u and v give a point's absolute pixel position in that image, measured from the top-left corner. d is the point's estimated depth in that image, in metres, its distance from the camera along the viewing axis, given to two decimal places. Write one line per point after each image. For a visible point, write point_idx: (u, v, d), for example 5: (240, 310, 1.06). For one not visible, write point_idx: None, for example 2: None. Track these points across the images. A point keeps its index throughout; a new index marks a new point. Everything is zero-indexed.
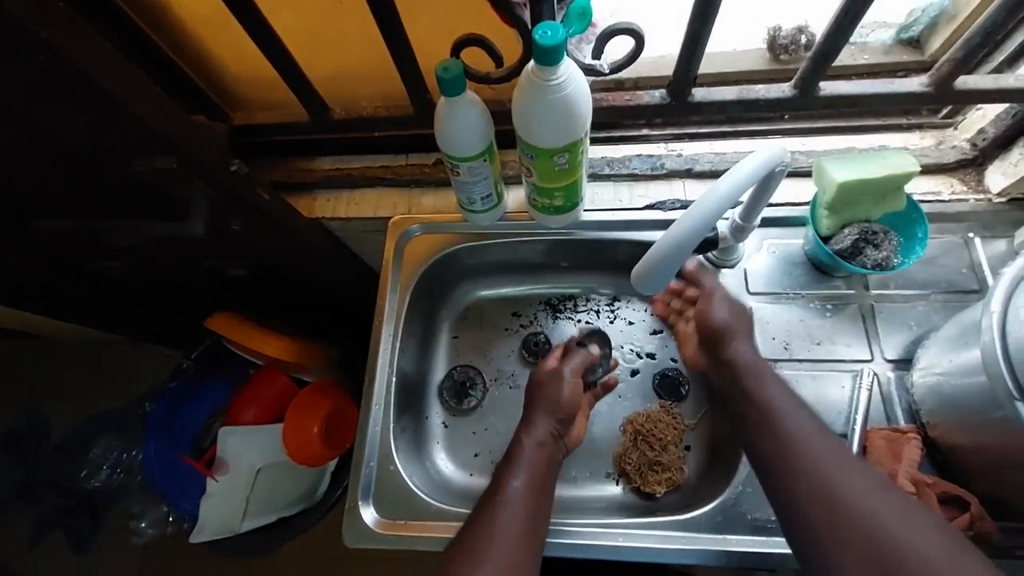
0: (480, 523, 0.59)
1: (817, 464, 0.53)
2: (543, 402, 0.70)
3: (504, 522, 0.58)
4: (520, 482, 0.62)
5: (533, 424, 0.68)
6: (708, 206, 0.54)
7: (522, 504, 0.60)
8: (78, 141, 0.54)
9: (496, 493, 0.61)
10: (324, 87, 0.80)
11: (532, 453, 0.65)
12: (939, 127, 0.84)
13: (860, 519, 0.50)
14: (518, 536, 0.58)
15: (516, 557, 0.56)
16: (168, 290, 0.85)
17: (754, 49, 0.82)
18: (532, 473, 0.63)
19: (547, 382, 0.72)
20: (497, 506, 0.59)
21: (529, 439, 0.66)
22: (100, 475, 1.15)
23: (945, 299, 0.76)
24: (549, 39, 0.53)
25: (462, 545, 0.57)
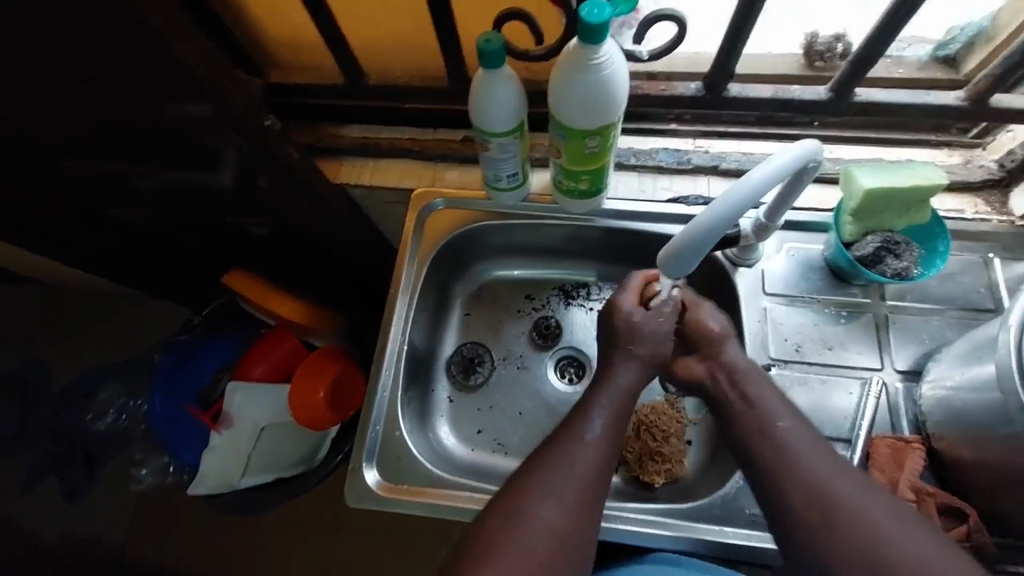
0: (549, 462, 0.57)
1: (802, 466, 0.54)
2: (636, 342, 0.64)
3: (579, 459, 0.56)
4: (597, 430, 0.58)
5: (616, 369, 0.63)
6: (728, 203, 0.52)
7: (598, 446, 0.58)
8: (119, 80, 0.54)
9: (570, 427, 0.59)
10: (359, 52, 0.80)
11: (614, 399, 0.61)
12: (967, 147, 0.83)
13: (842, 519, 0.51)
14: (592, 472, 0.56)
15: (590, 489, 0.56)
16: (187, 242, 0.85)
17: (790, 54, 0.82)
18: (614, 411, 0.60)
19: (625, 319, 0.65)
20: (575, 445, 0.57)
21: (618, 381, 0.62)
22: (105, 420, 1.14)
23: (959, 316, 0.76)
24: (596, 17, 0.53)
25: (520, 483, 0.56)
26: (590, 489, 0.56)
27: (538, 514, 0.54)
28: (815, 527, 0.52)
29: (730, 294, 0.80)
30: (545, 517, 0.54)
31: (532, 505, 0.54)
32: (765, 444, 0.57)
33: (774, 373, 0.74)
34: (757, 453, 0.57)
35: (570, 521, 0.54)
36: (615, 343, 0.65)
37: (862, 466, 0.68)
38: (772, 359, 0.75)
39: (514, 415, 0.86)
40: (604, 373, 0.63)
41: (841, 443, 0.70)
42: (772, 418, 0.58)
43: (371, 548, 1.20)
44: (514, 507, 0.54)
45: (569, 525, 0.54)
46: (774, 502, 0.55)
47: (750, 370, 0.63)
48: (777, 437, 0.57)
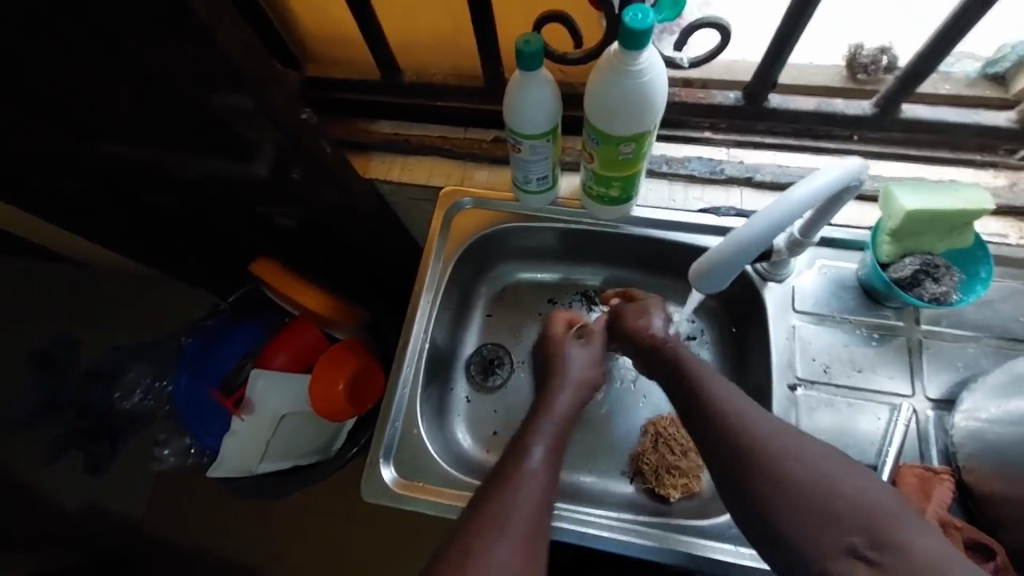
0: (496, 501, 0.56)
1: (760, 435, 0.54)
2: (563, 382, 0.70)
3: (520, 500, 0.56)
4: (539, 458, 0.60)
5: (557, 399, 0.68)
6: (767, 220, 0.52)
7: (539, 481, 0.58)
8: (165, 70, 0.56)
9: (511, 463, 0.60)
10: (397, 49, 0.80)
11: (551, 429, 0.64)
12: (1014, 169, 0.80)
13: (798, 480, 0.50)
14: (534, 506, 0.56)
15: (536, 521, 0.55)
16: (219, 228, 0.87)
17: (831, 66, 0.79)
18: (550, 447, 0.63)
19: (559, 359, 0.73)
20: (519, 477, 0.58)
21: (553, 411, 0.67)
22: (132, 399, 1.22)
23: (997, 345, 0.73)
24: (639, 22, 0.53)
25: (477, 516, 0.55)
26: (537, 520, 0.55)
27: (493, 556, 0.51)
28: (775, 495, 0.51)
29: (759, 309, 0.79)
30: (504, 550, 0.52)
31: (489, 542, 0.52)
32: (719, 424, 0.57)
33: (799, 393, 0.73)
34: (717, 442, 0.56)
35: (525, 554, 0.53)
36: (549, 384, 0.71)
37: None
38: (799, 379, 0.74)
39: None
40: (538, 408, 0.68)
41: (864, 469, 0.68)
42: (728, 405, 0.58)
43: (381, 540, 1.21)
44: (474, 541, 0.52)
45: (526, 559, 0.52)
46: (738, 478, 0.54)
47: (703, 366, 0.64)
48: (734, 412, 0.57)
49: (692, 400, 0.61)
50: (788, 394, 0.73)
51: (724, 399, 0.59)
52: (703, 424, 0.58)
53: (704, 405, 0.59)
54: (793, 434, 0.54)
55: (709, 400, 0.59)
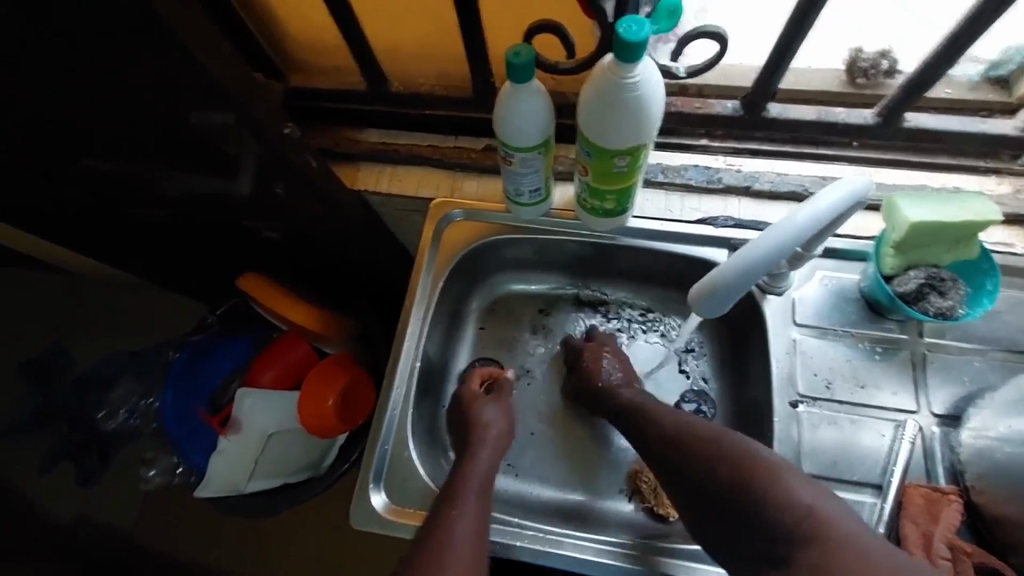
0: (438, 537, 0.55)
1: (736, 452, 0.54)
2: (483, 441, 0.69)
3: (461, 532, 0.56)
4: (470, 506, 0.59)
5: (477, 457, 0.67)
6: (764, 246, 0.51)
7: (474, 517, 0.58)
8: (136, 86, 0.53)
9: (448, 508, 0.59)
10: (383, 58, 0.78)
11: (478, 480, 0.63)
12: (1019, 175, 0.78)
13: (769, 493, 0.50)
14: (470, 551, 0.55)
15: (473, 565, 0.54)
16: (202, 243, 0.84)
17: (831, 70, 0.76)
18: (481, 484, 0.63)
19: (477, 415, 0.73)
20: (454, 518, 0.57)
21: (479, 463, 0.66)
22: (117, 419, 1.14)
23: (1003, 358, 0.71)
24: (633, 34, 0.50)
25: (418, 556, 0.54)
26: (476, 557, 0.55)
27: None
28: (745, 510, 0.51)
29: (759, 323, 0.77)
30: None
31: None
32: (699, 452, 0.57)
33: (801, 411, 0.71)
34: (698, 479, 0.56)
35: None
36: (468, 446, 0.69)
37: (893, 515, 0.64)
38: (800, 396, 0.72)
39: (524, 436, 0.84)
40: (463, 462, 0.66)
41: (869, 488, 0.67)
42: (708, 432, 0.58)
43: (377, 554, 1.19)
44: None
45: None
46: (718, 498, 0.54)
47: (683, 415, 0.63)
48: (711, 437, 0.57)
49: (660, 445, 0.62)
50: (789, 411, 0.71)
51: (701, 431, 0.59)
52: (680, 460, 0.59)
53: (673, 448, 0.60)
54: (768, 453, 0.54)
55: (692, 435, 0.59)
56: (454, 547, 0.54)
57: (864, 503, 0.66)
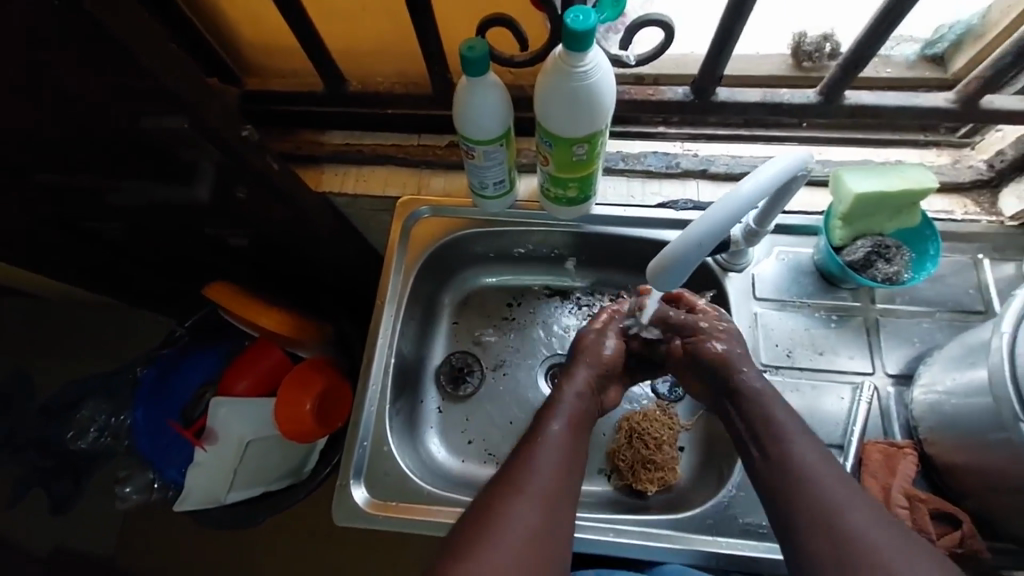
0: (522, 462, 0.59)
1: (799, 450, 0.57)
2: (581, 354, 0.71)
3: (542, 458, 0.60)
4: (559, 433, 0.62)
5: (573, 374, 0.69)
6: (710, 221, 0.52)
7: (560, 445, 0.61)
8: (84, 94, 0.52)
9: (536, 434, 0.63)
10: (341, 59, 0.78)
11: (571, 403, 0.66)
12: (956, 147, 0.83)
13: (811, 488, 0.54)
14: (559, 467, 0.59)
15: (560, 487, 0.58)
16: (167, 253, 0.83)
17: (778, 54, 0.80)
18: (572, 419, 0.64)
19: (589, 341, 0.72)
20: (539, 445, 0.61)
21: (570, 388, 0.67)
22: (87, 438, 1.10)
23: (950, 318, 0.75)
24: (580, 23, 0.52)
25: (500, 483, 0.58)
26: (559, 486, 0.58)
27: (514, 515, 0.55)
28: (793, 499, 0.54)
29: (721, 300, 0.80)
30: (523, 519, 0.55)
31: (511, 506, 0.56)
32: (772, 430, 0.59)
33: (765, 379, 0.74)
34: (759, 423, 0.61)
35: (544, 518, 0.56)
36: (567, 360, 0.72)
37: (855, 472, 0.68)
38: (764, 365, 0.75)
39: (503, 424, 0.85)
40: (557, 386, 0.68)
41: (832, 449, 0.70)
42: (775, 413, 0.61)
43: (364, 557, 1.18)
44: (495, 508, 0.56)
45: (547, 515, 0.56)
46: (770, 478, 0.57)
47: (766, 391, 0.63)
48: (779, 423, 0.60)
49: (747, 401, 0.63)
50: None
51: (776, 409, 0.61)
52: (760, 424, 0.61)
53: (752, 407, 0.62)
54: (824, 456, 0.57)
55: (762, 413, 0.61)
56: (542, 467, 0.59)
57: None
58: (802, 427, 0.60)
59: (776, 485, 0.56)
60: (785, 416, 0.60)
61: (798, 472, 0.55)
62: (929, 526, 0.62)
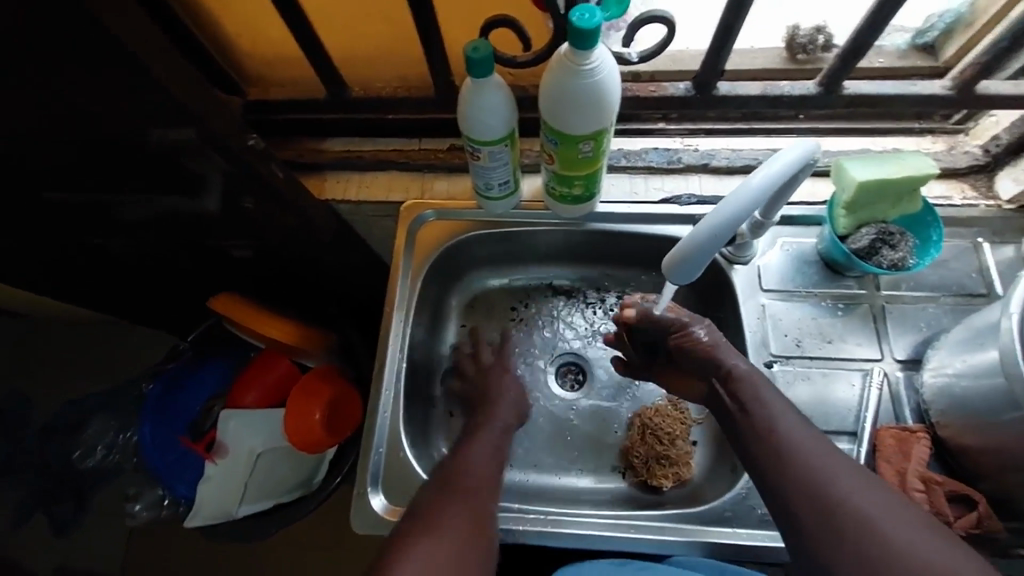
0: (445, 492, 0.61)
1: (804, 451, 0.55)
2: (498, 402, 0.75)
3: (465, 493, 0.61)
4: (473, 472, 0.64)
5: (492, 417, 0.73)
6: (722, 216, 0.52)
7: (480, 478, 0.63)
8: (97, 108, 0.52)
9: (456, 463, 0.65)
10: (343, 65, 0.78)
11: (490, 441, 0.69)
12: (950, 133, 0.84)
13: (827, 500, 0.52)
14: (479, 503, 0.61)
15: (477, 523, 0.59)
16: (173, 266, 0.82)
17: (772, 48, 0.81)
18: (490, 458, 0.67)
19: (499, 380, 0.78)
20: (460, 475, 0.63)
21: (493, 424, 0.71)
22: (94, 457, 1.06)
23: (954, 302, 0.76)
24: (586, 22, 0.52)
25: (439, 492, 0.62)
26: (476, 518, 0.59)
27: (436, 536, 0.56)
28: (803, 498, 0.53)
29: (727, 293, 0.80)
30: (457, 521, 0.58)
31: (434, 529, 0.57)
32: (767, 426, 0.58)
33: (775, 370, 0.74)
34: (753, 441, 0.58)
35: (473, 523, 0.58)
36: (484, 404, 0.75)
37: (869, 458, 0.68)
38: (774, 356, 0.75)
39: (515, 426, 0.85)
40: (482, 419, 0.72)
41: (846, 436, 0.70)
42: (769, 403, 0.60)
43: None
44: (420, 532, 0.57)
45: (475, 519, 0.59)
46: (772, 476, 0.56)
47: (753, 374, 0.62)
48: (776, 422, 0.58)
49: (740, 390, 0.62)
50: (765, 372, 0.74)
51: (767, 399, 0.60)
52: (757, 419, 0.59)
53: (746, 396, 0.61)
54: (831, 451, 0.55)
55: (755, 406, 0.60)
56: (464, 500, 0.60)
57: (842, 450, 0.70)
58: (813, 430, 0.57)
59: (780, 479, 0.55)
60: (791, 416, 0.58)
61: (807, 472, 0.54)
62: (945, 507, 0.63)
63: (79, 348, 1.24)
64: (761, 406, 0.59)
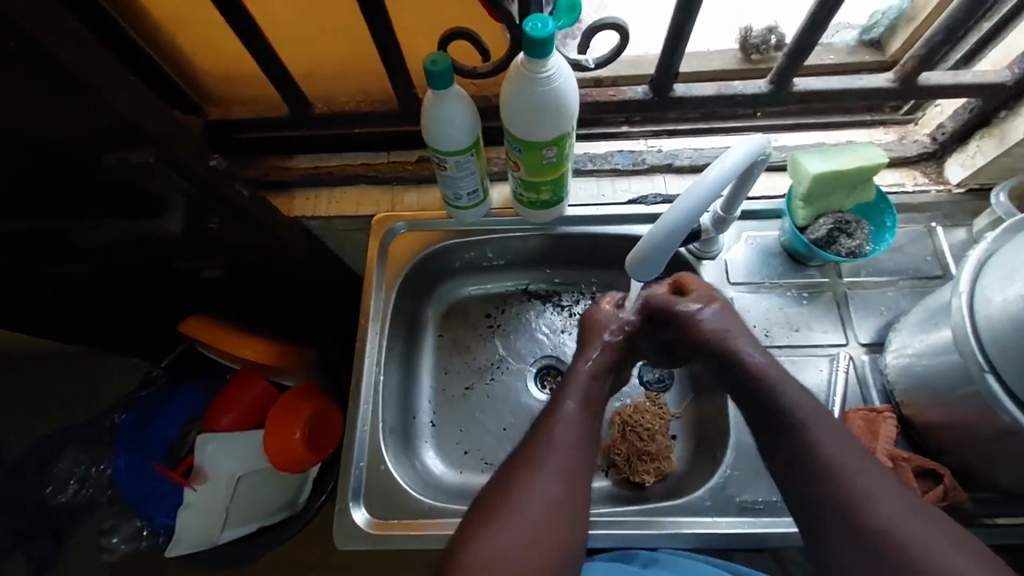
0: (515, 483, 0.56)
1: (843, 472, 0.53)
2: (593, 341, 0.68)
3: (541, 479, 0.56)
4: (557, 451, 0.58)
5: (584, 356, 0.66)
6: (678, 213, 0.53)
7: (565, 453, 0.58)
8: (50, 135, 0.51)
9: (536, 433, 0.60)
10: (304, 82, 0.78)
11: (580, 390, 0.63)
12: (900, 124, 0.88)
13: (858, 510, 0.51)
14: (558, 489, 0.56)
15: (549, 520, 0.55)
16: (140, 291, 0.81)
17: (727, 50, 0.84)
18: (579, 428, 0.60)
19: (597, 318, 0.69)
20: (541, 451, 0.58)
21: (582, 368, 0.65)
22: (68, 491, 1.05)
23: (912, 285, 0.79)
24: (539, 31, 0.54)
25: (513, 466, 0.58)
26: (553, 509, 0.55)
27: (495, 539, 0.53)
28: (835, 512, 0.52)
29: None
30: (536, 504, 0.55)
31: (491, 532, 0.53)
32: (802, 440, 0.55)
33: None
34: (790, 449, 0.56)
35: (566, 489, 0.57)
36: (581, 340, 0.69)
37: None
38: None
39: (498, 432, 0.85)
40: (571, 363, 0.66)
41: None
42: (800, 412, 0.57)
43: None
44: (476, 532, 0.54)
45: (564, 495, 0.56)
46: (804, 485, 0.54)
47: (772, 371, 0.60)
48: (815, 436, 0.55)
49: (765, 394, 0.59)
50: None
51: (798, 402, 0.57)
52: (785, 432, 0.57)
53: (775, 400, 0.58)
54: (863, 457, 0.54)
55: (784, 410, 0.57)
56: (538, 489, 0.56)
57: None
58: (848, 438, 0.56)
59: (817, 495, 0.53)
60: (818, 420, 0.56)
61: (841, 491, 0.52)
62: (913, 483, 0.65)
63: (47, 382, 1.21)
64: (797, 419, 0.56)
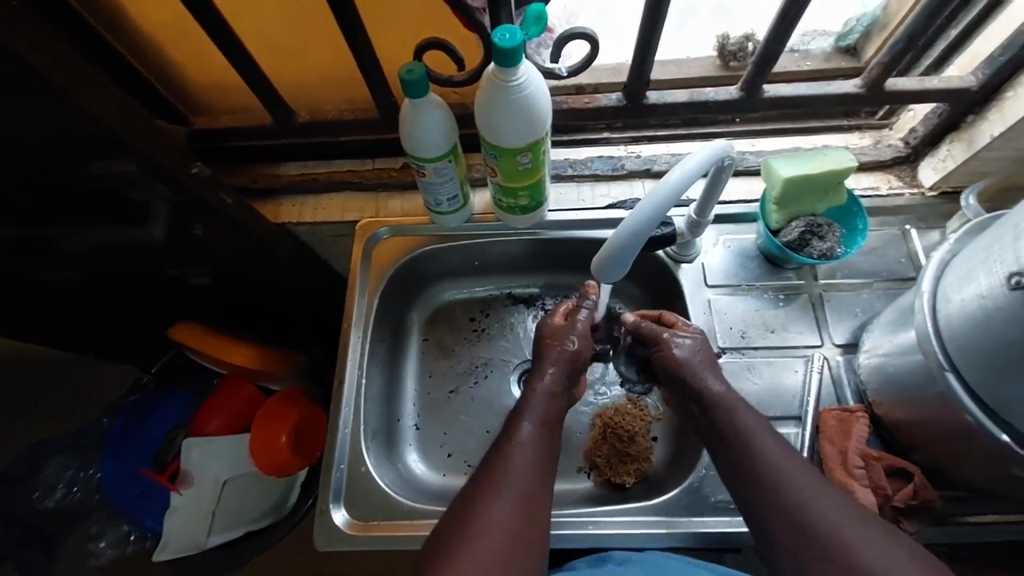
0: (478, 502, 0.56)
1: (787, 487, 0.54)
2: (549, 358, 0.69)
3: (500, 499, 0.56)
4: (517, 470, 0.58)
5: (545, 373, 0.68)
6: (641, 217, 0.55)
7: (524, 473, 0.58)
8: (32, 145, 0.53)
9: (496, 453, 0.61)
10: (288, 91, 0.80)
11: (541, 409, 0.65)
12: (876, 128, 0.90)
13: (805, 520, 0.52)
14: (518, 508, 0.56)
15: (511, 538, 0.54)
16: (126, 297, 0.83)
17: (706, 57, 0.85)
18: (538, 447, 0.61)
19: (553, 331, 0.71)
20: (501, 471, 0.58)
21: (540, 388, 0.66)
22: (54, 496, 1.06)
23: (886, 287, 0.80)
24: (508, 41, 0.55)
25: (478, 484, 0.58)
26: (514, 530, 0.55)
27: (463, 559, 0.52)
28: (781, 524, 0.53)
29: (675, 290, 0.84)
30: (500, 523, 0.54)
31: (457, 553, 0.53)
32: (750, 457, 0.57)
33: (725, 361, 0.77)
34: (743, 470, 0.57)
35: (527, 508, 0.56)
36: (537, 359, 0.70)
37: (814, 440, 0.71)
38: (722, 348, 0.78)
39: (482, 434, 0.86)
40: (529, 384, 0.68)
41: (792, 421, 0.73)
42: (749, 432, 0.59)
43: None
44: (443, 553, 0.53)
45: (523, 518, 0.56)
46: (752, 501, 0.55)
47: (729, 398, 0.62)
48: (766, 455, 0.56)
49: (721, 419, 0.61)
50: None
51: (751, 425, 0.59)
52: (737, 452, 0.58)
53: (729, 424, 0.60)
54: (807, 474, 0.55)
55: (738, 431, 0.59)
56: (500, 508, 0.55)
57: (789, 435, 0.72)
58: (798, 458, 0.57)
59: (767, 513, 0.54)
60: (768, 441, 0.58)
61: (791, 505, 0.53)
62: (884, 481, 0.66)
63: (38, 388, 1.23)
64: (750, 440, 0.58)
